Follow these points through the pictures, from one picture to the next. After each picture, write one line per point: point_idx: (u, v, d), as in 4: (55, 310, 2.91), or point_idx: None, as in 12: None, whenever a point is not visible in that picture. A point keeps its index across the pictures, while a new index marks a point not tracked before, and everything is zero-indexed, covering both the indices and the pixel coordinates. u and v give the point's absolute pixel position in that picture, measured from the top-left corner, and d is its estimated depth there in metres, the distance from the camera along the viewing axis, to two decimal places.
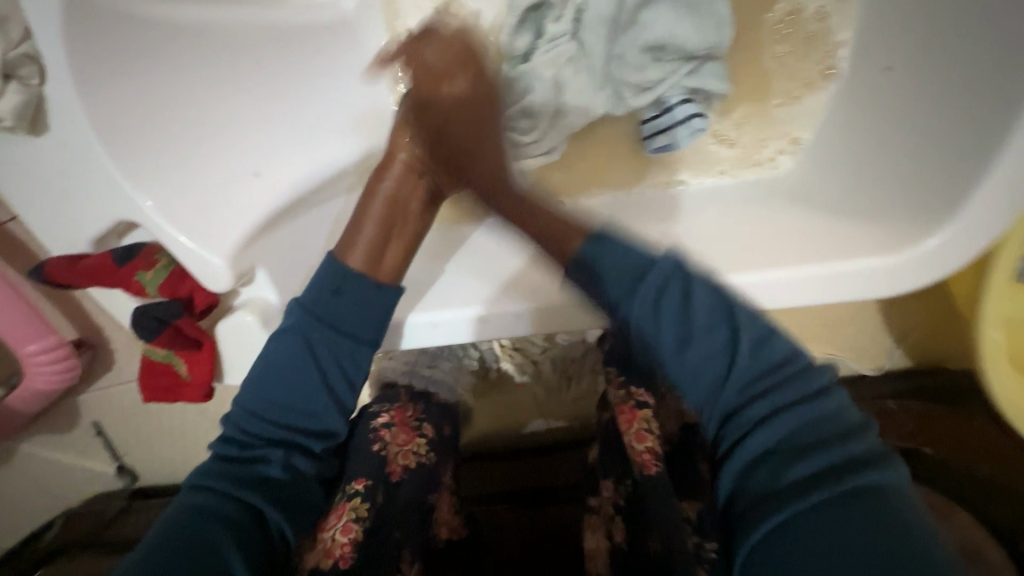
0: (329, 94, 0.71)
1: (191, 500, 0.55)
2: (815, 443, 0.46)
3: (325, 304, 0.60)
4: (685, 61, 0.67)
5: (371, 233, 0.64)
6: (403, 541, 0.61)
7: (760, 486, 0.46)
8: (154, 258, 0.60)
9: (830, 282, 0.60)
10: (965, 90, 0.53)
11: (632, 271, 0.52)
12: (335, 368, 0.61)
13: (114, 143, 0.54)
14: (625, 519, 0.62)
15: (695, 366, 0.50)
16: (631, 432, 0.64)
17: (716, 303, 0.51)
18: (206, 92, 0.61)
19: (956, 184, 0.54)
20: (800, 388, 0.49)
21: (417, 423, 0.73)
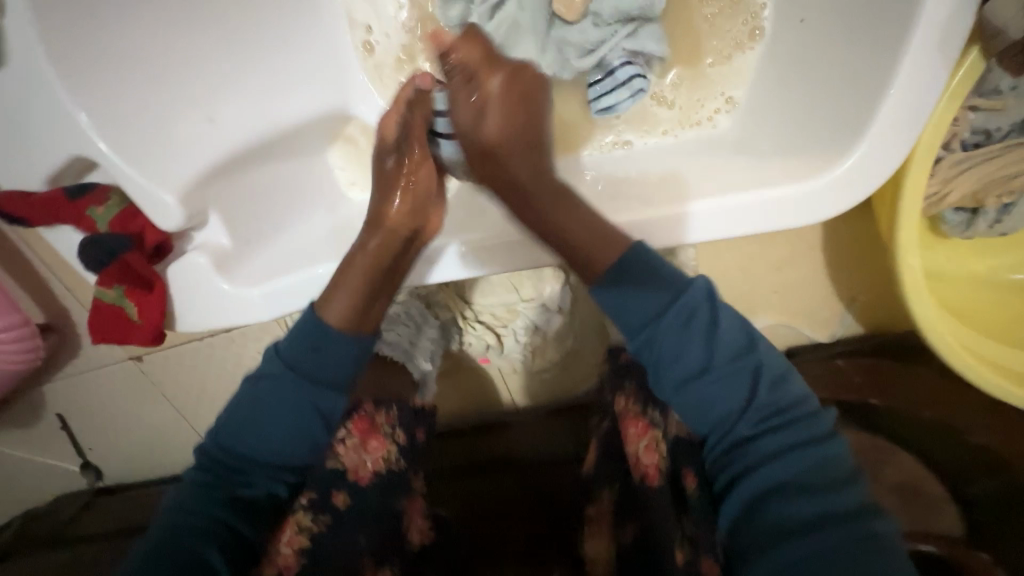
0: (294, 49, 0.75)
1: (171, 523, 0.60)
2: (816, 485, 0.54)
3: (302, 355, 0.63)
4: (624, 24, 0.73)
5: (350, 292, 0.63)
6: (369, 547, 0.68)
7: (755, 514, 0.54)
8: (107, 195, 0.62)
9: (773, 210, 0.59)
10: (866, 22, 0.59)
11: (653, 305, 0.58)
12: (312, 412, 0.63)
13: (69, 77, 0.56)
14: (619, 515, 0.74)
15: (712, 391, 0.58)
16: (640, 442, 0.70)
17: (729, 332, 0.59)
18: (169, 37, 0.64)
19: (866, 107, 0.58)
20: (807, 430, 0.57)
21: (392, 431, 0.75)
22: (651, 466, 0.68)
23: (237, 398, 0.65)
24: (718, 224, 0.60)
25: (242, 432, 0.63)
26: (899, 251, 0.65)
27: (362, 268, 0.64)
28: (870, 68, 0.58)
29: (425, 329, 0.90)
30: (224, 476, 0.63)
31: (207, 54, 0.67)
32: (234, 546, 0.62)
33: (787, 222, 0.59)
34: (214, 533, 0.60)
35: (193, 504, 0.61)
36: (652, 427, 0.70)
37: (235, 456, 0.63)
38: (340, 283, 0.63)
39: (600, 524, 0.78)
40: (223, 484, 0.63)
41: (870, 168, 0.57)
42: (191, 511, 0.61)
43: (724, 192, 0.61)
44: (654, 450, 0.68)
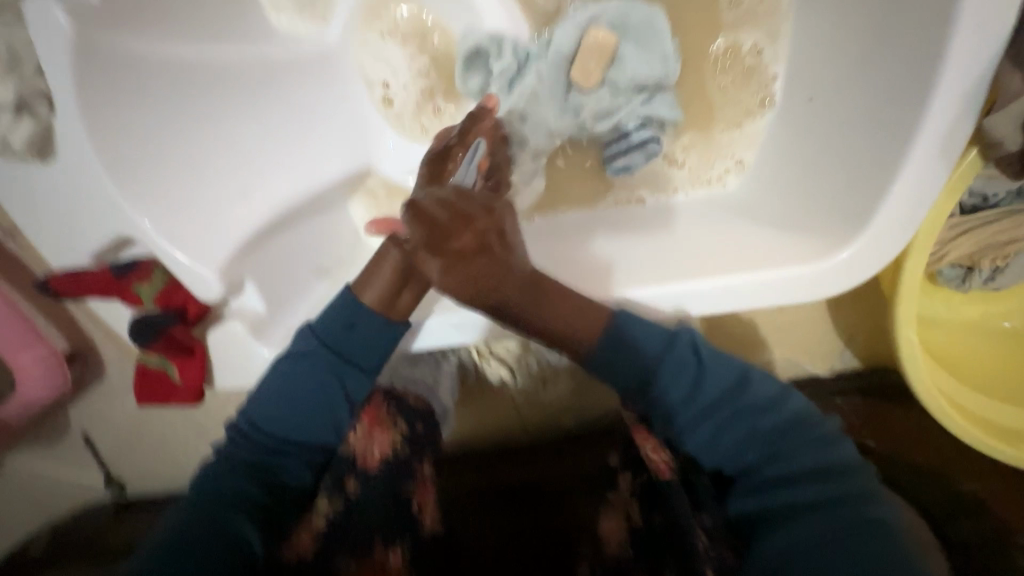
0: (315, 121, 0.80)
1: (205, 489, 0.58)
2: (824, 473, 0.55)
3: (339, 337, 0.61)
4: (638, 93, 0.77)
5: (391, 273, 0.62)
6: (376, 530, 0.64)
7: (774, 507, 0.55)
8: (150, 271, 0.65)
9: (755, 290, 0.64)
10: (876, 116, 0.63)
11: (629, 384, 0.58)
12: (340, 395, 0.61)
13: (117, 166, 0.60)
14: (641, 505, 0.66)
15: (711, 433, 0.58)
16: (645, 445, 0.63)
17: (721, 364, 0.60)
18: (203, 120, 0.68)
19: (869, 199, 0.62)
20: (812, 434, 0.57)
21: (394, 418, 0.70)
22: (663, 461, 0.62)
23: (268, 376, 0.62)
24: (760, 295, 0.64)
25: (266, 413, 0.61)
26: (896, 323, 0.70)
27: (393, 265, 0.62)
28: (871, 159, 0.63)
29: (443, 366, 0.93)
30: (254, 455, 0.60)
31: (233, 128, 0.71)
32: (262, 509, 0.59)
33: (801, 296, 0.64)
34: (243, 507, 0.58)
35: (220, 484, 0.58)
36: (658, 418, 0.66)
37: (262, 432, 0.61)
38: (381, 263, 0.62)
39: (615, 509, 0.69)
40: (249, 470, 0.59)
41: (871, 255, 0.62)
42: (222, 483, 0.58)
43: (699, 273, 0.66)
44: (663, 448, 0.63)
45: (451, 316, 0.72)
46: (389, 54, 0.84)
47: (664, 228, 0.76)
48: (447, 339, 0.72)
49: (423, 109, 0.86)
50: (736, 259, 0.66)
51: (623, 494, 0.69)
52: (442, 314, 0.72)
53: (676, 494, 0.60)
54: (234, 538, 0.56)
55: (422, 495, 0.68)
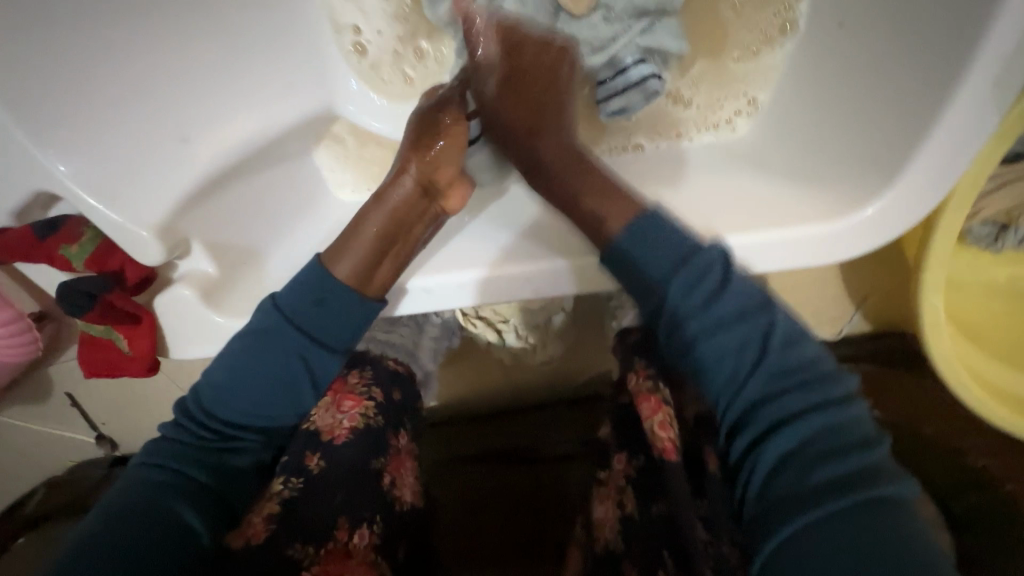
0: (265, 57, 0.69)
1: (147, 471, 0.54)
2: (836, 448, 0.48)
3: (298, 306, 0.56)
4: (638, 19, 0.65)
5: (365, 249, 0.59)
6: (342, 506, 0.57)
7: (778, 484, 0.48)
8: (80, 231, 0.58)
9: (821, 243, 0.56)
10: (915, 44, 0.53)
11: (663, 260, 0.53)
12: (301, 368, 0.57)
13: (20, 108, 0.51)
14: (636, 490, 0.59)
15: (724, 345, 0.52)
16: (654, 418, 0.56)
17: (745, 288, 0.53)
18: (125, 53, 0.57)
19: (902, 146, 0.53)
20: (822, 394, 0.50)
21: (365, 388, 0.65)
22: (669, 440, 0.54)
23: (223, 356, 0.57)
24: (776, 258, 0.57)
25: (221, 394, 0.57)
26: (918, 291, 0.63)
27: (370, 240, 0.59)
28: (905, 100, 0.54)
29: (425, 325, 0.85)
30: (214, 436, 0.57)
31: (174, 66, 0.61)
32: (202, 496, 0.54)
33: (861, 244, 0.55)
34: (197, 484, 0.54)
35: (174, 459, 0.55)
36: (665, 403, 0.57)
37: (208, 416, 0.57)
38: (362, 230, 0.59)
39: (606, 493, 0.63)
40: (206, 441, 0.56)
41: (896, 213, 0.54)
42: (170, 465, 0.54)
43: (763, 221, 0.58)
44: (672, 423, 0.55)
45: (427, 280, 0.62)
46: None
47: (669, 181, 0.67)
48: (423, 308, 0.62)
49: (402, 58, 0.78)
50: (762, 210, 0.59)
51: (618, 475, 0.61)
52: (417, 277, 0.62)
53: (676, 480, 0.52)
54: (174, 519, 0.51)
55: (396, 468, 0.63)
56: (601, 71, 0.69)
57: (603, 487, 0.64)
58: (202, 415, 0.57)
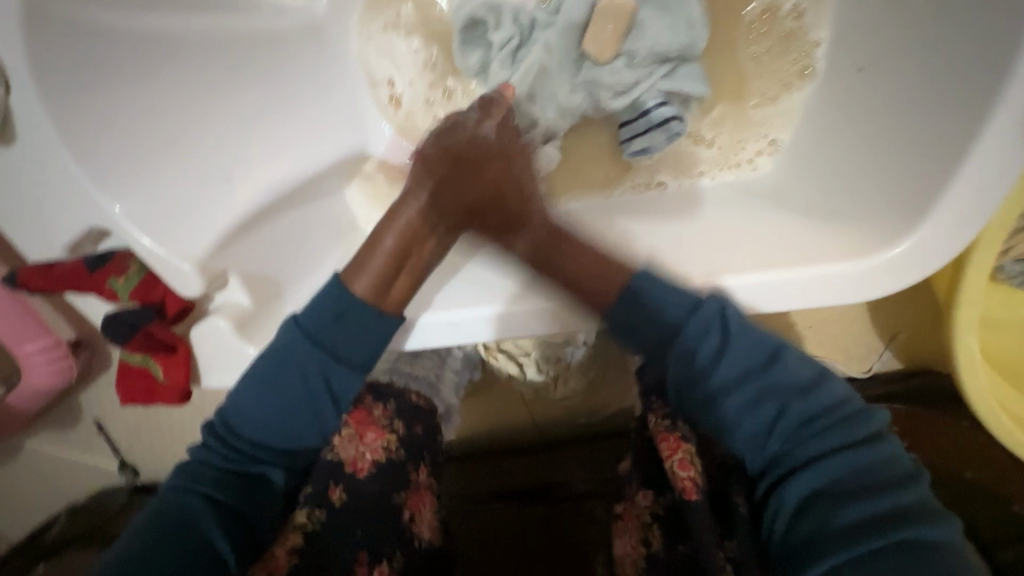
0: (306, 105, 0.75)
1: (180, 495, 0.53)
2: (863, 489, 0.46)
3: (325, 327, 0.56)
4: (660, 63, 0.68)
5: (383, 263, 0.59)
6: (364, 541, 0.57)
7: (810, 528, 0.47)
8: (127, 265, 0.60)
9: (823, 285, 0.56)
10: (940, 87, 0.54)
11: (664, 332, 0.54)
12: (325, 391, 0.55)
13: (77, 146, 0.54)
14: (663, 526, 0.56)
15: (744, 405, 0.51)
16: (674, 458, 0.54)
17: (756, 337, 0.53)
18: (179, 101, 0.63)
19: (931, 183, 0.53)
20: (849, 431, 0.49)
21: (387, 421, 0.65)
22: (689, 480, 0.53)
23: (246, 381, 0.56)
24: (804, 296, 0.56)
25: (246, 414, 0.56)
26: (953, 329, 0.62)
27: (385, 256, 0.59)
28: (930, 139, 0.54)
29: (449, 359, 0.85)
30: (238, 463, 0.55)
31: (218, 112, 0.66)
32: (229, 517, 0.52)
33: (861, 294, 0.55)
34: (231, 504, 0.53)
35: (206, 482, 0.54)
36: (685, 441, 0.56)
37: (241, 442, 0.56)
38: (375, 249, 0.59)
39: (627, 526, 0.60)
40: (235, 463, 0.55)
41: (925, 250, 0.53)
42: (200, 490, 0.53)
43: (774, 264, 0.58)
44: (693, 462, 0.53)
45: (451, 312, 0.63)
46: (394, 51, 0.81)
47: (689, 218, 0.68)
48: (443, 341, 0.62)
49: (433, 102, 0.82)
50: (766, 254, 0.59)
51: (640, 510, 0.59)
52: (441, 310, 0.63)
53: (700, 520, 0.51)
54: (207, 544, 0.50)
55: (415, 504, 0.63)
56: (624, 113, 0.72)
57: (622, 520, 0.61)
58: (228, 437, 0.56)
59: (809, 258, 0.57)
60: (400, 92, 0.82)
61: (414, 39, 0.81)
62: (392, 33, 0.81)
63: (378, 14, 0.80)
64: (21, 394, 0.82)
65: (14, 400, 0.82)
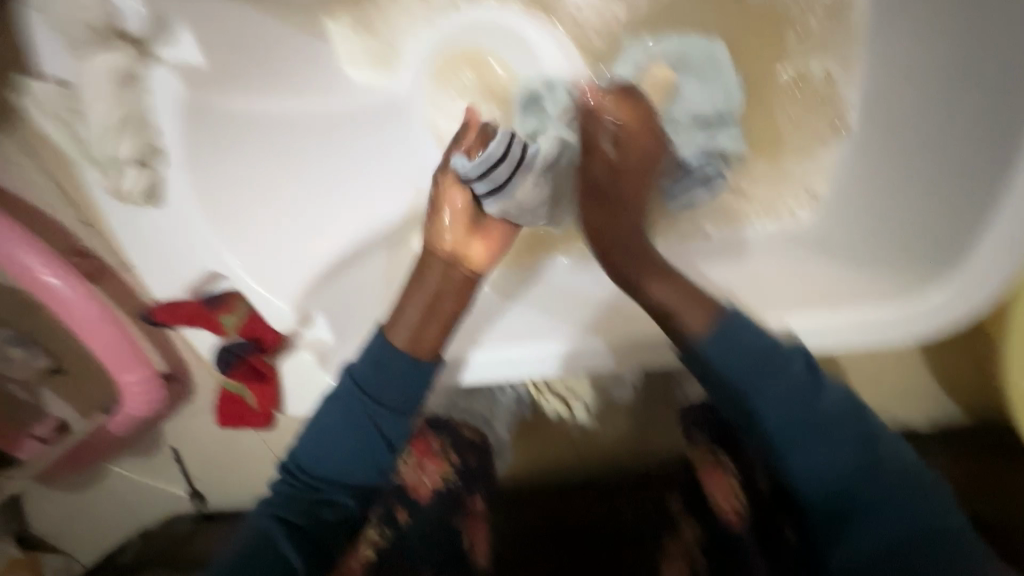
0: (387, 165, 0.85)
1: (260, 520, 0.57)
2: (925, 540, 0.50)
3: (371, 377, 0.59)
4: (700, 125, 0.75)
5: (416, 313, 0.62)
6: (433, 560, 0.63)
7: (878, 572, 0.49)
8: (233, 305, 0.69)
9: (866, 329, 0.57)
10: (972, 145, 0.58)
11: (759, 373, 0.52)
12: (375, 436, 0.58)
13: (210, 211, 0.68)
14: (708, 559, 0.61)
15: (819, 458, 0.51)
16: (718, 490, 0.62)
17: (833, 393, 0.53)
18: (282, 170, 0.76)
19: (972, 231, 0.56)
20: (910, 482, 0.52)
21: (445, 451, 0.71)
22: (732, 513, 0.60)
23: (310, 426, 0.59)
24: (844, 337, 0.58)
25: (312, 454, 0.59)
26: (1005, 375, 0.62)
27: (417, 310, 0.62)
28: (966, 192, 0.58)
29: (499, 398, 0.90)
30: (307, 489, 0.58)
31: (306, 175, 0.78)
32: (303, 540, 0.57)
33: (905, 338, 0.56)
34: (301, 527, 0.57)
35: (280, 504, 0.58)
36: (726, 475, 0.63)
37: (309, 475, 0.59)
38: (407, 306, 0.63)
39: (674, 560, 0.64)
40: (308, 489, 0.58)
41: (967, 296, 0.55)
42: (277, 513, 0.57)
43: (812, 306, 0.61)
44: (734, 494, 0.61)
45: (511, 351, 0.69)
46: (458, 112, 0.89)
47: (732, 265, 0.73)
48: (504, 377, 0.68)
49: None
50: (803, 299, 0.62)
51: (687, 544, 0.64)
52: (501, 349, 0.69)
53: (749, 551, 0.58)
54: (285, 562, 0.55)
55: (471, 530, 0.67)
56: None
57: (669, 557, 0.65)
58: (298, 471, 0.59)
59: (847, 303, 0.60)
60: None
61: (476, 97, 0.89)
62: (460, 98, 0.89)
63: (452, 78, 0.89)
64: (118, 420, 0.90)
65: (112, 426, 0.91)
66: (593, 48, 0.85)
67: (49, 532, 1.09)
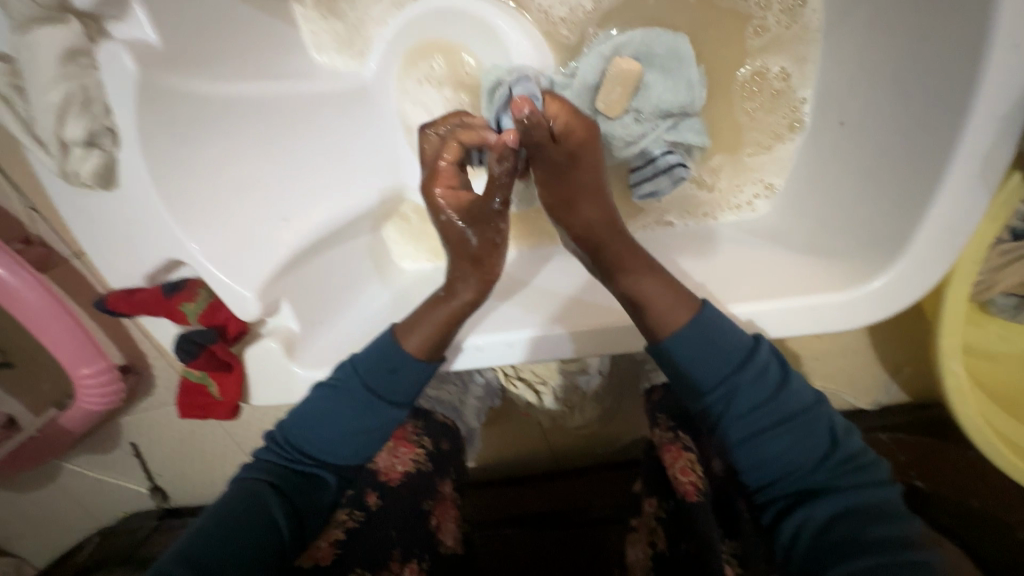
0: (352, 151, 0.85)
1: (245, 484, 0.58)
2: (880, 521, 0.49)
3: (379, 377, 0.61)
4: (664, 118, 0.78)
5: (433, 325, 0.64)
6: (399, 542, 0.61)
7: (829, 548, 0.48)
8: (196, 291, 0.70)
9: (821, 313, 0.61)
10: (908, 140, 0.61)
11: (719, 370, 0.54)
12: (380, 428, 0.62)
13: (169, 195, 0.64)
14: (666, 529, 0.59)
15: (774, 445, 0.53)
16: (677, 464, 0.60)
17: (791, 385, 0.55)
18: (246, 154, 0.73)
19: (908, 222, 0.59)
20: (872, 473, 0.52)
21: (418, 436, 0.71)
22: (692, 483, 0.57)
23: (303, 406, 0.62)
24: (799, 324, 0.61)
25: (305, 435, 0.61)
26: (939, 356, 0.67)
27: (433, 321, 0.64)
28: (904, 185, 0.61)
29: (470, 386, 0.90)
30: (294, 460, 0.61)
31: (271, 159, 0.75)
32: (290, 501, 0.58)
33: (847, 323, 0.60)
34: (287, 492, 0.58)
35: (269, 471, 0.60)
36: (686, 451, 0.61)
37: (296, 449, 0.61)
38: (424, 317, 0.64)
39: (639, 534, 0.64)
40: (296, 460, 0.61)
41: (905, 284, 0.59)
42: (265, 477, 0.59)
43: (773, 293, 0.64)
44: (693, 468, 0.58)
45: (478, 337, 0.69)
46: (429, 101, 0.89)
47: (696, 255, 0.75)
48: (473, 365, 0.68)
49: None
50: (763, 287, 0.65)
51: (648, 518, 0.63)
52: (470, 337, 0.69)
53: (706, 518, 0.54)
54: (270, 520, 0.55)
55: (440, 514, 0.67)
56: (633, 160, 0.80)
57: (636, 531, 0.65)
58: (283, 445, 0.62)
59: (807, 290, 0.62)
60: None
61: (446, 89, 0.89)
62: (427, 85, 0.88)
63: (416, 67, 0.88)
64: (72, 415, 0.90)
65: (64, 419, 0.91)
66: (564, 40, 0.85)
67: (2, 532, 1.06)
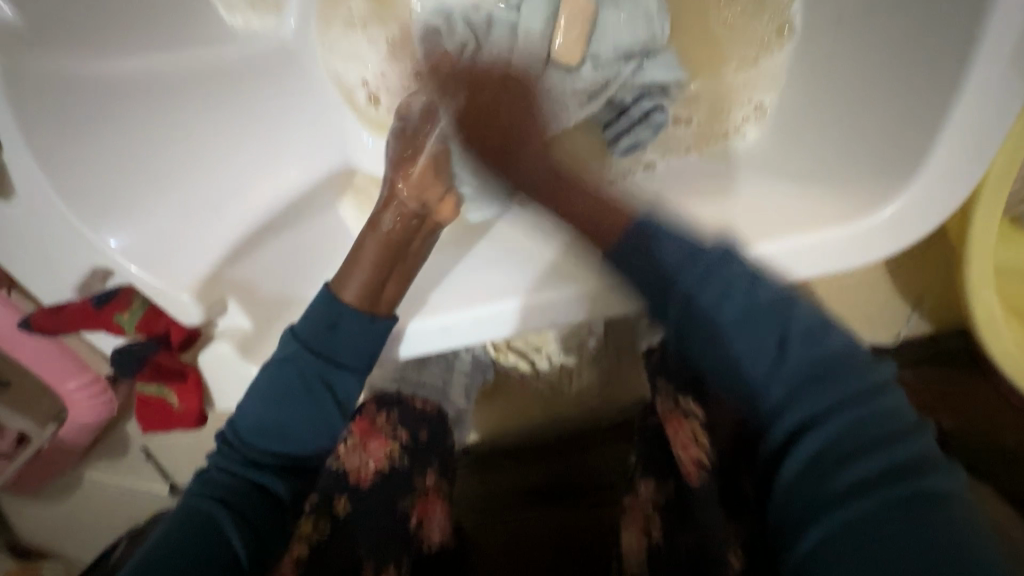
0: (294, 121, 0.78)
1: (195, 500, 0.53)
2: (874, 440, 0.41)
3: (321, 334, 0.56)
4: (627, 62, 0.69)
5: (367, 274, 0.60)
6: (370, 551, 0.57)
7: (816, 479, 0.41)
8: (131, 299, 0.62)
9: (859, 243, 0.51)
10: (919, 27, 0.51)
11: (676, 261, 0.49)
12: (327, 397, 0.56)
13: (72, 195, 0.57)
14: (664, 516, 0.55)
15: (733, 346, 0.46)
16: (676, 441, 0.54)
17: (756, 292, 0.47)
18: (163, 135, 0.65)
19: (923, 130, 0.50)
20: (860, 379, 0.44)
21: (391, 429, 0.65)
22: (693, 462, 0.52)
23: (252, 393, 0.56)
24: (831, 259, 0.52)
25: (261, 427, 0.55)
26: (968, 287, 0.58)
27: (370, 266, 0.61)
28: (914, 87, 0.51)
29: (456, 363, 0.82)
30: (244, 466, 0.54)
31: (193, 136, 0.68)
32: (236, 513, 0.52)
33: (861, 256, 0.51)
34: (245, 515, 0.52)
35: (227, 489, 0.53)
36: (688, 421, 0.53)
37: (253, 447, 0.55)
38: (358, 263, 0.61)
39: (635, 516, 0.58)
40: (249, 470, 0.54)
41: (921, 206, 0.50)
42: (209, 492, 0.53)
43: (793, 227, 0.54)
44: (693, 445, 0.52)
45: (442, 316, 0.61)
46: (364, 54, 0.81)
47: (700, 195, 0.63)
48: (439, 347, 0.61)
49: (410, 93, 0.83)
50: (779, 221, 0.55)
51: (645, 500, 0.57)
52: (435, 316, 0.61)
53: (704, 502, 0.49)
54: (221, 537, 0.50)
55: (423, 510, 0.62)
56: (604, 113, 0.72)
57: (630, 511, 0.60)
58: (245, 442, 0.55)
59: (841, 218, 0.52)
60: (376, 89, 0.83)
61: (375, 31, 0.81)
62: (353, 33, 0.81)
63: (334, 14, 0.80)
64: (69, 428, 0.87)
65: (63, 434, 0.88)
66: None
67: (41, 538, 1.05)
